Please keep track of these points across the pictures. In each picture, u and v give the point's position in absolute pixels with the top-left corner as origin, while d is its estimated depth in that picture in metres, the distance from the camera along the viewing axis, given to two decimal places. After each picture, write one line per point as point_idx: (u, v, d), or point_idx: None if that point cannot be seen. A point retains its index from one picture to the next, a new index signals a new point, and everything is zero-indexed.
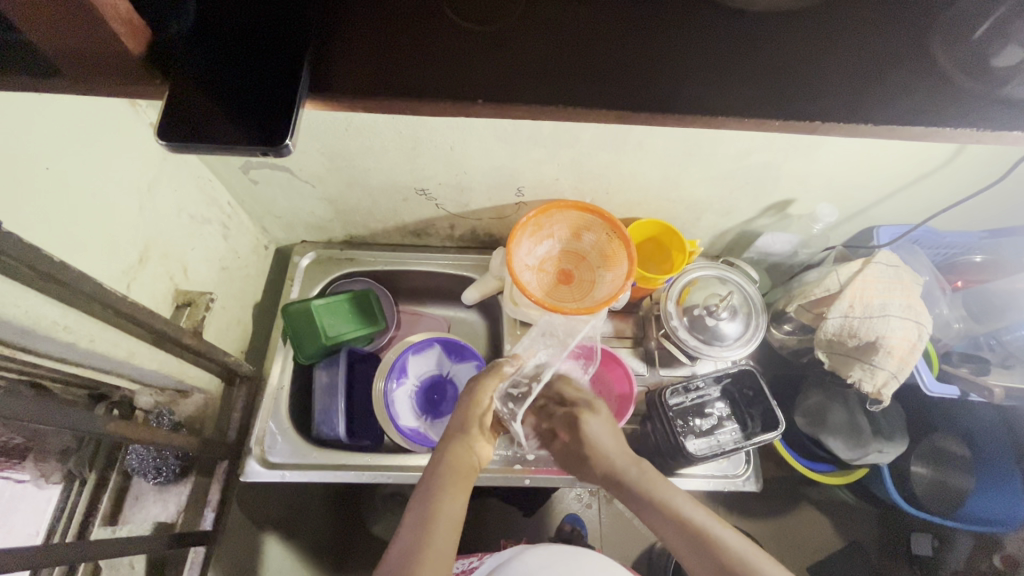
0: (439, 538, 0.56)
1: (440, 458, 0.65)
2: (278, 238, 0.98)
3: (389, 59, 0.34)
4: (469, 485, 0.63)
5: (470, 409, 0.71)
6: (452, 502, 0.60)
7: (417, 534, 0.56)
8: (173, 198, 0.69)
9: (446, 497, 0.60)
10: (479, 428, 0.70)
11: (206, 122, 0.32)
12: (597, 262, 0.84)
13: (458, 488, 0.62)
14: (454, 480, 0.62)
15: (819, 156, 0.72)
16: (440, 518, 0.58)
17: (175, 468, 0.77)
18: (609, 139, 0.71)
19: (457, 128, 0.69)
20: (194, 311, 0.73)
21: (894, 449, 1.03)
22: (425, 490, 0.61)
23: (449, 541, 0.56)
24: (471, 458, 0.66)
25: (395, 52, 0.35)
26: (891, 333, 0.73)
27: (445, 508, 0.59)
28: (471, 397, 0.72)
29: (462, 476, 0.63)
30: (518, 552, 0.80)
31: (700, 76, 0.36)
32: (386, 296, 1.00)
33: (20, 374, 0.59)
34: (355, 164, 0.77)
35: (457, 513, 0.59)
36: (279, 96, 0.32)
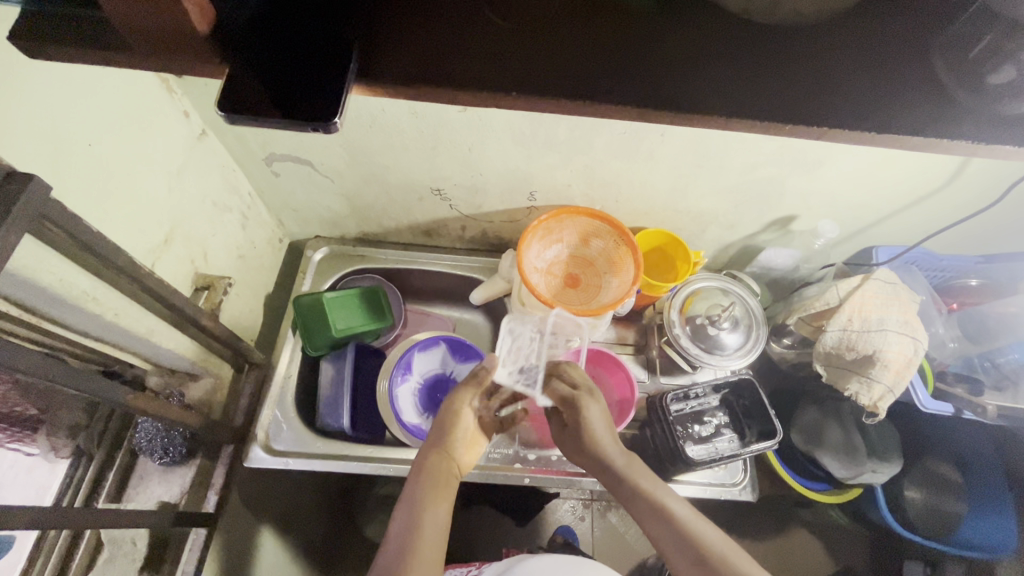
0: (424, 548, 0.59)
1: (421, 470, 0.68)
2: (293, 232, 1.00)
3: (434, 50, 0.37)
4: (451, 492, 0.66)
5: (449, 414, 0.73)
6: (434, 512, 0.63)
7: (403, 543, 0.60)
8: (198, 183, 0.72)
9: (428, 507, 0.63)
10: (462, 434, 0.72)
11: (261, 97, 0.34)
12: (603, 267, 0.86)
13: (440, 496, 0.65)
14: (436, 489, 0.65)
15: (823, 172, 0.75)
16: (426, 525, 0.61)
17: (182, 449, 0.77)
18: (622, 146, 0.74)
19: (477, 129, 0.72)
20: (212, 294, 0.75)
21: (887, 470, 1.05)
22: (410, 500, 0.64)
23: (433, 548, 0.60)
24: (447, 464, 0.69)
25: (440, 46, 0.37)
26: (888, 348, 0.75)
27: (429, 520, 0.62)
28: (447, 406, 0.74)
29: (442, 485, 0.66)
30: (515, 561, 0.80)
31: (710, 80, 0.38)
32: (395, 294, 1.02)
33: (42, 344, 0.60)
34: (374, 160, 0.80)
35: (441, 522, 0.63)
36: (328, 78, 0.35)
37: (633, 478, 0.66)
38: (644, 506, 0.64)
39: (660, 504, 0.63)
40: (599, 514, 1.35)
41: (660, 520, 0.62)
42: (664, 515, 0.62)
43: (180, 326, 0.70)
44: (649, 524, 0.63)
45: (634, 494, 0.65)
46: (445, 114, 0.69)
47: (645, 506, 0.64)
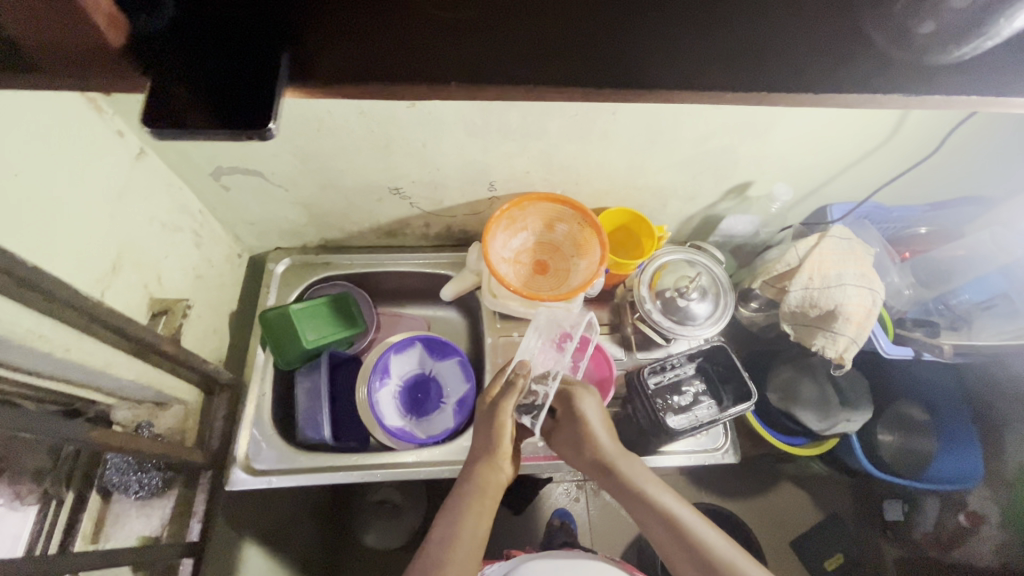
0: (461, 555, 0.66)
1: (465, 481, 0.72)
2: (251, 246, 0.97)
3: (367, 27, 0.34)
4: (493, 503, 0.72)
5: (492, 426, 0.75)
6: (473, 526, 0.68)
7: (443, 547, 0.66)
8: (142, 204, 0.69)
9: (469, 517, 0.69)
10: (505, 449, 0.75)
11: (191, 106, 0.33)
12: (570, 251, 0.88)
13: (481, 510, 0.70)
14: (480, 500, 0.71)
15: (772, 135, 0.77)
16: (463, 536, 0.67)
17: (157, 481, 0.76)
18: (575, 128, 0.74)
19: (429, 123, 0.70)
20: (171, 319, 0.73)
21: (861, 418, 1.12)
22: (452, 509, 0.70)
23: (469, 557, 0.66)
24: (486, 477, 0.72)
25: (373, 25, 0.35)
26: (848, 301, 0.78)
27: (470, 528, 0.68)
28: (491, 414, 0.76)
29: (485, 498, 0.71)
30: (524, 558, 0.82)
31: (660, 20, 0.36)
32: (365, 299, 1.01)
33: None
34: (328, 164, 0.78)
35: (479, 533, 0.69)
36: (261, 80, 0.33)
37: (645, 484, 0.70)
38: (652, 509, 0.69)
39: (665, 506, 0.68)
40: (594, 493, 1.37)
41: (668, 529, 0.67)
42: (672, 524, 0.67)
43: (139, 355, 0.67)
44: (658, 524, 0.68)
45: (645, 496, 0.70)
46: (393, 111, 0.68)
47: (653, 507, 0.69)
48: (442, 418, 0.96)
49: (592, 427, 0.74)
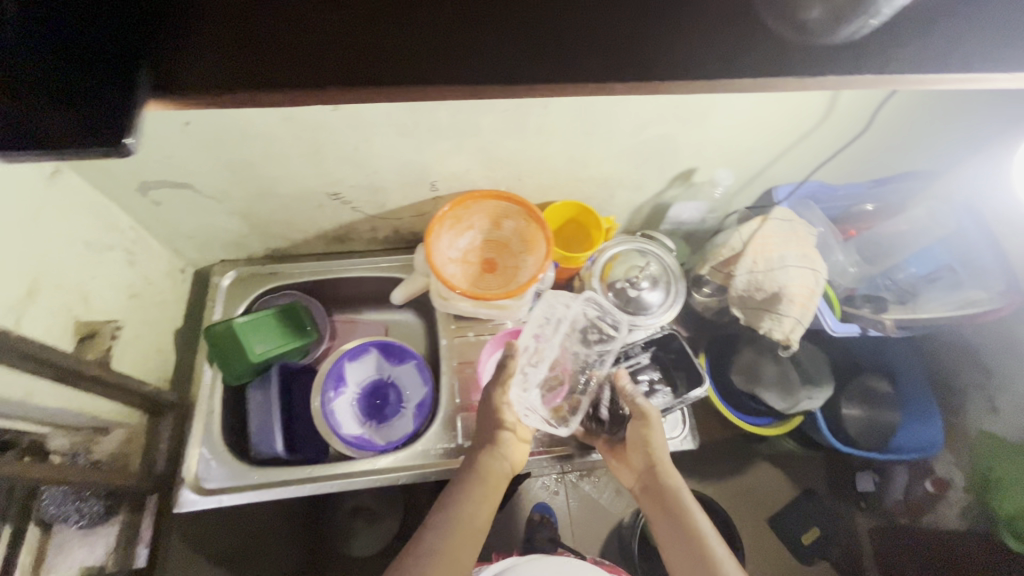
0: (462, 533, 0.67)
1: (471, 466, 0.74)
2: (194, 260, 0.94)
3: (234, 48, 0.34)
4: (498, 490, 0.73)
5: (493, 415, 0.79)
6: (475, 511, 0.69)
7: (447, 524, 0.67)
8: (60, 225, 0.66)
9: (474, 500, 0.70)
10: (512, 437, 0.78)
11: (43, 124, 0.30)
12: (518, 248, 0.87)
13: (487, 496, 0.71)
14: (486, 486, 0.72)
15: (707, 122, 0.77)
16: (468, 516, 0.68)
17: (99, 508, 0.73)
18: (508, 123, 0.73)
19: (356, 125, 0.69)
20: (99, 341, 0.71)
21: (821, 394, 1.15)
22: (458, 490, 0.72)
23: (471, 537, 0.67)
24: (490, 464, 0.74)
25: (242, 40, 0.34)
26: (791, 282, 0.79)
27: (473, 508, 0.69)
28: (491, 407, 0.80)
29: (492, 485, 0.72)
30: (518, 561, 0.86)
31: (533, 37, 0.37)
32: (317, 308, 0.99)
33: None
34: (259, 172, 0.76)
35: (482, 517, 0.70)
36: (115, 91, 0.31)
37: (677, 499, 0.72)
38: (677, 524, 0.70)
39: (690, 523, 0.69)
40: (572, 486, 1.37)
41: (686, 544, 0.68)
42: (691, 539, 0.68)
43: (66, 381, 0.65)
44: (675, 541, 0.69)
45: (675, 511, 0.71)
46: (317, 115, 0.66)
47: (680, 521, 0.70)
48: (402, 423, 0.95)
49: (656, 442, 0.77)
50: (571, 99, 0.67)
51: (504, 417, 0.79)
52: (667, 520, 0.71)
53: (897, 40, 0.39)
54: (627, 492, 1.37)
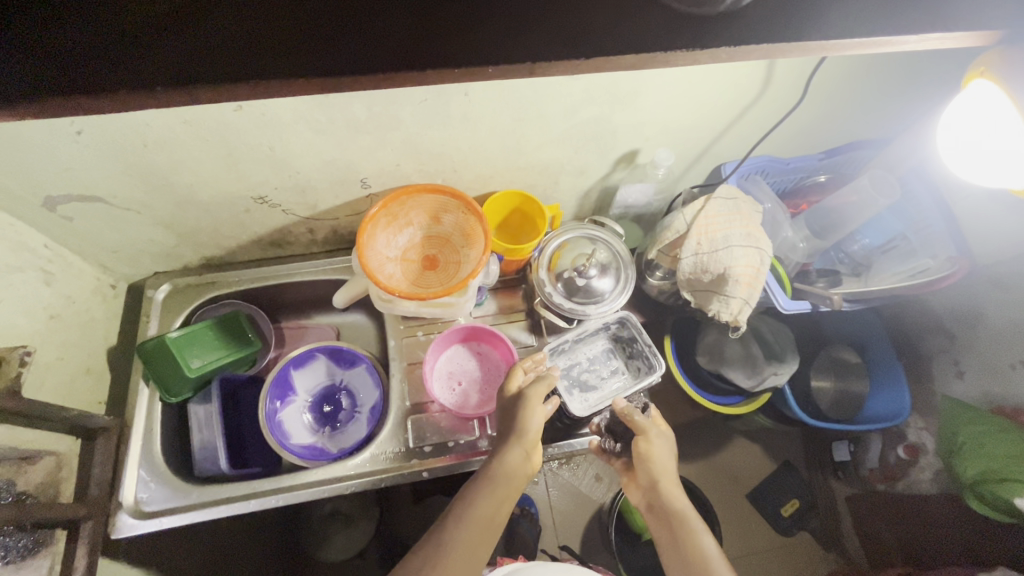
0: (473, 535, 0.64)
1: (496, 464, 0.70)
2: (126, 274, 0.90)
3: (71, 64, 0.34)
4: (513, 495, 0.69)
5: (520, 412, 0.74)
6: (493, 514, 0.66)
7: (457, 525, 0.65)
8: None
9: (489, 503, 0.67)
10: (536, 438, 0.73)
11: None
12: (460, 242, 0.85)
13: (504, 499, 0.68)
14: (503, 490, 0.68)
15: (640, 101, 0.74)
16: (480, 520, 0.66)
17: (25, 543, 0.67)
18: (429, 113, 0.69)
19: (266, 124, 0.65)
20: (6, 368, 0.65)
21: (787, 369, 1.13)
22: (475, 491, 0.68)
23: (480, 539, 0.65)
24: (512, 467, 0.70)
25: (73, 60, 0.34)
26: (735, 263, 0.76)
27: (485, 511, 0.66)
28: (519, 404, 0.75)
29: (509, 488, 0.69)
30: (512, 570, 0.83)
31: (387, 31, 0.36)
32: (260, 316, 0.96)
33: None
34: (172, 179, 0.72)
35: (495, 519, 0.67)
36: None
37: (684, 520, 0.69)
38: (680, 548, 0.68)
39: (696, 548, 0.67)
40: (553, 473, 1.36)
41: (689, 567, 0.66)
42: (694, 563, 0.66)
43: None
44: (677, 564, 0.68)
45: (681, 533, 0.69)
46: (220, 116, 0.62)
47: (686, 545, 0.68)
48: (356, 429, 0.92)
49: (660, 463, 0.73)
50: (490, 83, 0.64)
51: (534, 416, 0.74)
52: (670, 540, 0.69)
53: (776, 12, 0.38)
54: (603, 479, 1.36)
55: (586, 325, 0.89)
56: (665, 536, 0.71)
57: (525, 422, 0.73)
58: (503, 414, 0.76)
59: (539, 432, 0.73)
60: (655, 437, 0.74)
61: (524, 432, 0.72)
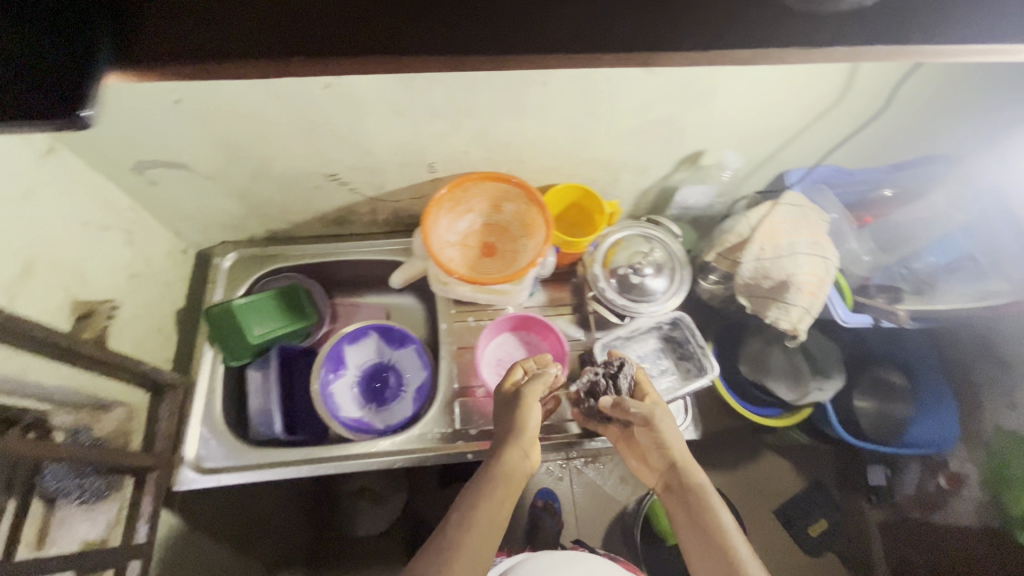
0: (476, 538, 0.62)
1: (494, 463, 0.70)
2: (197, 241, 0.95)
3: None
4: (514, 494, 0.68)
5: (518, 408, 0.74)
6: (494, 515, 0.64)
7: (457, 531, 0.62)
8: (58, 204, 0.67)
9: (490, 504, 0.65)
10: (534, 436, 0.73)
11: (6, 90, 0.30)
12: (519, 232, 0.86)
13: (506, 499, 0.67)
14: (504, 489, 0.67)
15: (715, 101, 0.74)
16: (480, 523, 0.63)
17: (99, 484, 0.73)
18: (506, 102, 0.70)
19: (350, 103, 0.67)
20: (94, 321, 0.71)
21: (832, 386, 1.12)
22: (475, 491, 0.67)
23: (484, 541, 0.62)
24: (513, 465, 0.69)
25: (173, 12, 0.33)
26: (800, 270, 0.76)
27: (485, 511, 0.65)
28: (518, 400, 0.75)
29: (510, 487, 0.68)
30: (527, 557, 0.83)
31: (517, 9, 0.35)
32: (317, 290, 0.99)
33: None
34: (253, 152, 0.75)
35: (497, 521, 0.65)
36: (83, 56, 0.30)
37: (700, 493, 0.67)
38: (698, 525, 0.65)
39: (717, 524, 0.64)
40: (577, 472, 1.36)
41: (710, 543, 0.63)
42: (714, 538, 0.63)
43: (63, 360, 0.65)
44: (699, 543, 0.65)
45: (698, 508, 0.66)
46: (309, 93, 0.64)
47: (705, 521, 0.65)
48: (402, 407, 0.94)
49: (671, 438, 0.72)
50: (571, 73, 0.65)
51: (532, 411, 0.74)
52: (689, 520, 0.67)
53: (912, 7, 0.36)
54: (631, 480, 1.36)
55: (638, 322, 0.88)
56: (682, 515, 0.68)
57: (525, 418, 0.73)
58: (502, 410, 0.76)
59: (538, 429, 0.74)
60: (665, 414, 0.74)
61: (522, 429, 0.73)
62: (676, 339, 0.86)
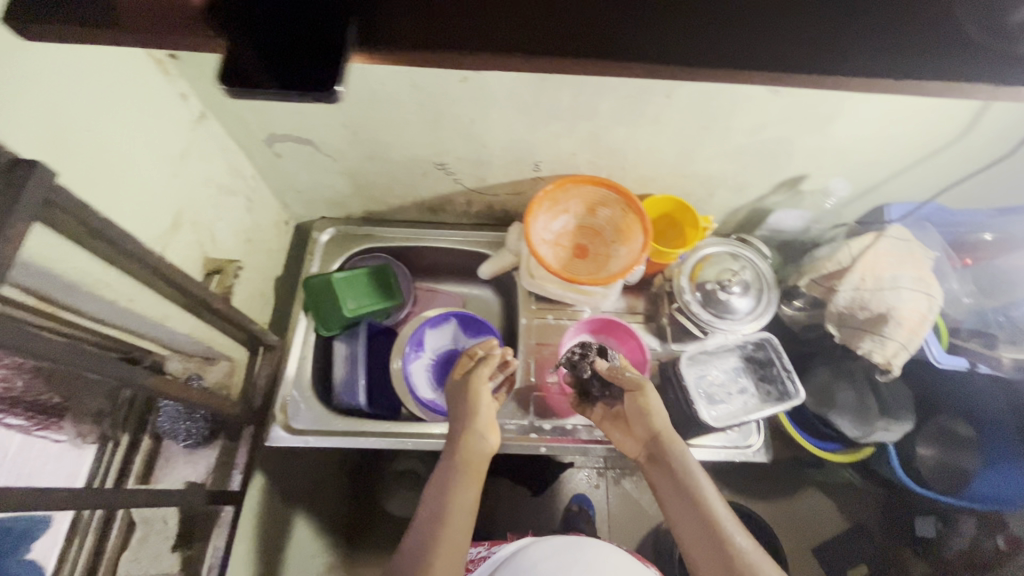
0: (454, 528, 0.68)
1: (452, 452, 0.75)
2: (299, 214, 1.00)
3: None
4: (479, 477, 0.74)
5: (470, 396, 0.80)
6: (463, 503, 0.71)
7: (433, 525, 0.68)
8: (201, 167, 0.72)
9: (457, 490, 0.71)
10: (489, 420, 0.79)
11: (263, 59, 0.33)
12: (612, 237, 0.88)
13: (469, 482, 0.73)
14: (467, 475, 0.73)
15: (832, 128, 0.74)
16: (453, 514, 0.69)
17: (203, 430, 0.80)
18: (626, 110, 0.72)
19: (478, 98, 0.70)
20: (224, 278, 0.76)
21: (900, 428, 1.08)
22: (440, 482, 0.73)
23: (460, 528, 0.69)
24: (471, 453, 0.75)
25: None
26: (902, 304, 0.74)
27: (454, 500, 0.70)
28: (467, 388, 0.81)
29: (472, 471, 0.74)
30: (532, 542, 0.77)
31: (730, 19, 0.35)
32: (403, 273, 1.02)
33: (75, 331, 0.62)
34: (376, 136, 0.79)
35: (468, 507, 0.71)
36: (327, 31, 0.33)
37: (682, 461, 0.72)
38: (680, 491, 0.71)
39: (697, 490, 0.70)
40: (614, 482, 1.38)
41: (692, 506, 0.69)
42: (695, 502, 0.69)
43: (192, 311, 0.70)
44: (681, 508, 0.70)
45: (681, 476, 0.71)
46: (447, 85, 0.68)
47: (687, 488, 0.70)
48: None
49: (658, 413, 0.76)
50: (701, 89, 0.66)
51: (481, 397, 0.80)
52: (671, 489, 0.71)
53: None
54: None
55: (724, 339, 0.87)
56: (666, 485, 0.72)
57: (476, 404, 0.79)
58: (454, 400, 0.82)
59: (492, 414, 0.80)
60: (650, 390, 0.77)
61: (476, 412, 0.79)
62: (761, 361, 0.85)
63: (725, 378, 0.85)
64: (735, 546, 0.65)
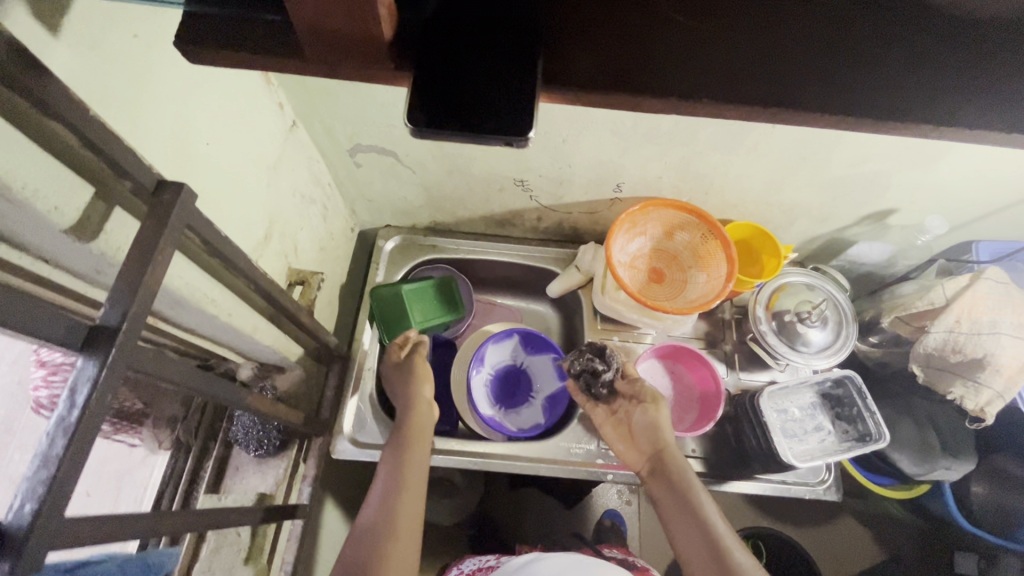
0: (407, 506, 0.65)
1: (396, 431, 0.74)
2: (365, 221, 0.99)
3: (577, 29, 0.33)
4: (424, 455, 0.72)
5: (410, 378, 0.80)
6: (414, 480, 0.68)
7: (385, 503, 0.65)
8: (291, 177, 0.71)
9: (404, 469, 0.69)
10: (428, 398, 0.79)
11: (452, 96, 0.32)
12: (689, 262, 0.85)
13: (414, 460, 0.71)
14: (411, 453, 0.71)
15: (938, 166, 0.72)
16: (404, 490, 0.67)
17: (276, 440, 0.76)
18: (726, 138, 0.70)
19: (577, 120, 0.69)
20: (307, 289, 0.75)
21: (962, 467, 0.98)
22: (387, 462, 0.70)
23: (414, 505, 0.66)
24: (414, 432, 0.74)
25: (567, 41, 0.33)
26: (1001, 351, 0.72)
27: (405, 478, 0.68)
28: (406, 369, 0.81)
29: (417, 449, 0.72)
30: (538, 557, 0.69)
31: (939, 74, 0.31)
32: (465, 284, 1.00)
33: (170, 339, 0.62)
34: (462, 151, 0.77)
35: (418, 485, 0.68)
36: (520, 76, 0.32)
37: (687, 475, 0.70)
38: (683, 503, 0.68)
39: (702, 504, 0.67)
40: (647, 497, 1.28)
41: (694, 519, 0.66)
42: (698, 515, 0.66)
43: (275, 322, 0.69)
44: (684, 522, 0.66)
45: (685, 488, 0.69)
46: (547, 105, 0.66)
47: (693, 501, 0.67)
48: (531, 413, 0.95)
49: (662, 424, 0.76)
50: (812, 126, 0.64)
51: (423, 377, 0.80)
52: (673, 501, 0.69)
53: None
54: None
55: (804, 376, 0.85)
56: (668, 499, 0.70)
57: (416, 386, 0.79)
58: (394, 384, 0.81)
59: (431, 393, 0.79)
60: (660, 404, 0.77)
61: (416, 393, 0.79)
62: (844, 400, 0.83)
63: (804, 417, 0.83)
64: (738, 562, 0.61)
